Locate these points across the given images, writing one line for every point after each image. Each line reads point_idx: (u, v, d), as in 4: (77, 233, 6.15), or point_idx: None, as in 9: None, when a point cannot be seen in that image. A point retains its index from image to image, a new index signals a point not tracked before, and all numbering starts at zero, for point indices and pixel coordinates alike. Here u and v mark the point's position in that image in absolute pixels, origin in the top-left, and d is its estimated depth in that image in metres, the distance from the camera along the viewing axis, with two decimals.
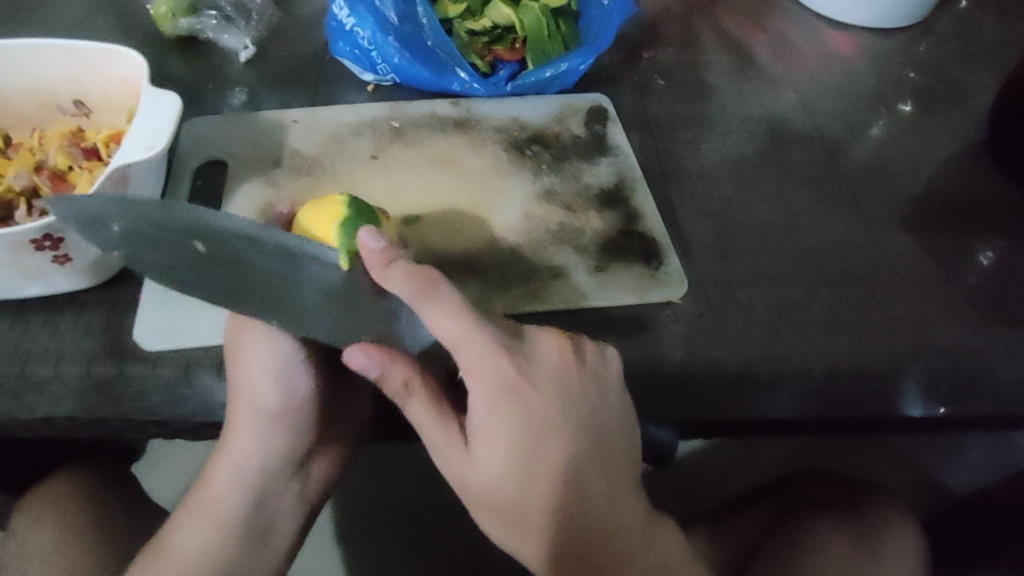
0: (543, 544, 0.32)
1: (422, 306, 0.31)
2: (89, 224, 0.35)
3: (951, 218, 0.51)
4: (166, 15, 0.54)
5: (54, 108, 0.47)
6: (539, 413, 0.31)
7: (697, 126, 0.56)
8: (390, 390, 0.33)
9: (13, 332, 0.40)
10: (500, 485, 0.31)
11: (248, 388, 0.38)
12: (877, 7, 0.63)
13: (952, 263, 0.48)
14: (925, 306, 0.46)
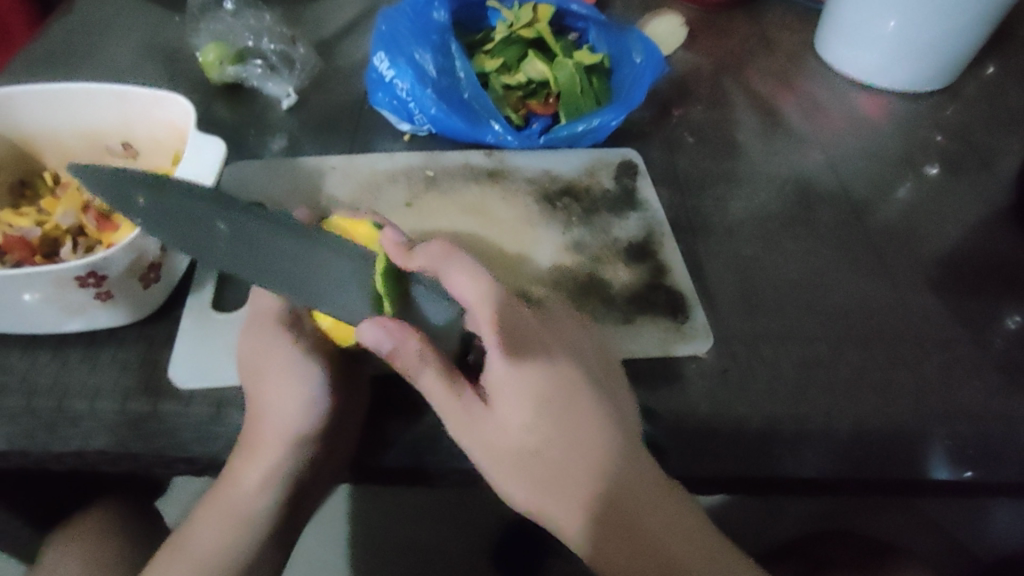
0: (569, 497, 0.34)
1: (444, 273, 0.35)
2: (115, 200, 0.36)
3: (978, 283, 0.51)
4: (213, 62, 0.56)
5: (103, 149, 0.48)
6: (557, 367, 0.35)
7: (725, 183, 0.57)
8: (401, 364, 0.35)
9: (53, 365, 0.41)
10: (524, 438, 0.34)
11: (275, 412, 0.38)
12: (904, 72, 0.64)
13: (979, 327, 0.48)
14: (953, 370, 0.46)
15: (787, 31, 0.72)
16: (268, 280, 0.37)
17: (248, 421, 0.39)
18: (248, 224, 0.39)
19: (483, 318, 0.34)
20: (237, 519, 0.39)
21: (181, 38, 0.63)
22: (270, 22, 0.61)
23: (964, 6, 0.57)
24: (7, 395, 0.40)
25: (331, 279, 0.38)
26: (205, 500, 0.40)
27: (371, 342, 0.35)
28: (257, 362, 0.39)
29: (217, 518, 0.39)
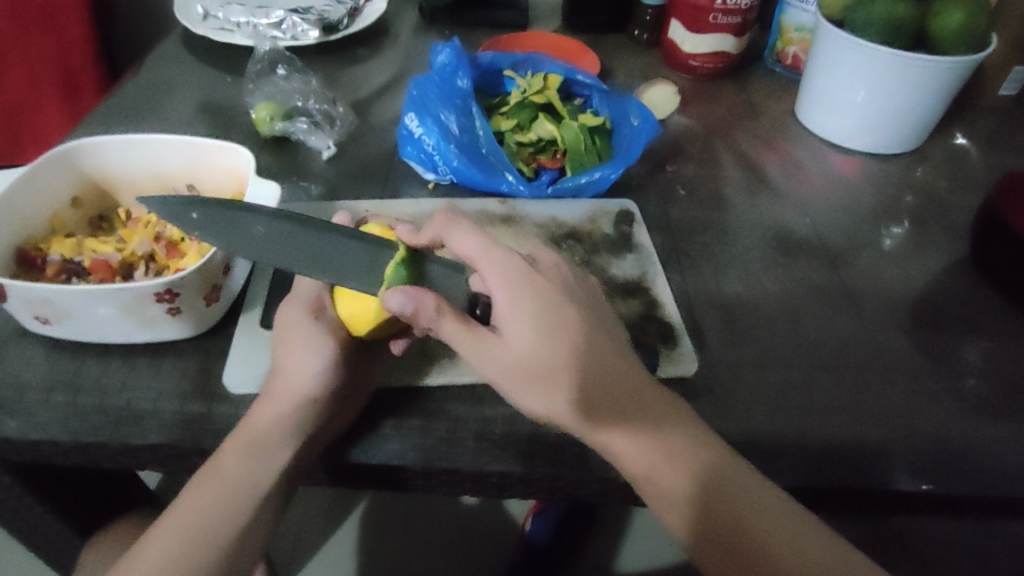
0: (580, 400, 0.38)
1: (449, 229, 0.40)
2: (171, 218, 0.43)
3: (939, 322, 0.57)
4: (265, 118, 0.64)
5: (169, 190, 0.56)
6: (551, 290, 0.39)
7: (713, 231, 0.64)
8: (425, 316, 0.39)
9: (122, 370, 0.47)
10: (530, 357, 0.38)
11: (308, 371, 0.45)
12: (876, 137, 0.71)
13: (941, 359, 0.54)
14: (914, 396, 0.51)
15: (772, 100, 0.80)
16: (305, 269, 0.43)
17: (279, 378, 0.45)
18: (279, 224, 0.44)
19: (481, 260, 0.39)
20: (249, 455, 0.42)
21: (234, 99, 0.72)
22: (315, 86, 0.69)
23: (922, 81, 0.64)
24: (83, 394, 0.46)
25: (354, 257, 0.44)
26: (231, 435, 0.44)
27: (397, 305, 0.38)
28: (292, 330, 0.46)
29: (237, 448, 0.43)
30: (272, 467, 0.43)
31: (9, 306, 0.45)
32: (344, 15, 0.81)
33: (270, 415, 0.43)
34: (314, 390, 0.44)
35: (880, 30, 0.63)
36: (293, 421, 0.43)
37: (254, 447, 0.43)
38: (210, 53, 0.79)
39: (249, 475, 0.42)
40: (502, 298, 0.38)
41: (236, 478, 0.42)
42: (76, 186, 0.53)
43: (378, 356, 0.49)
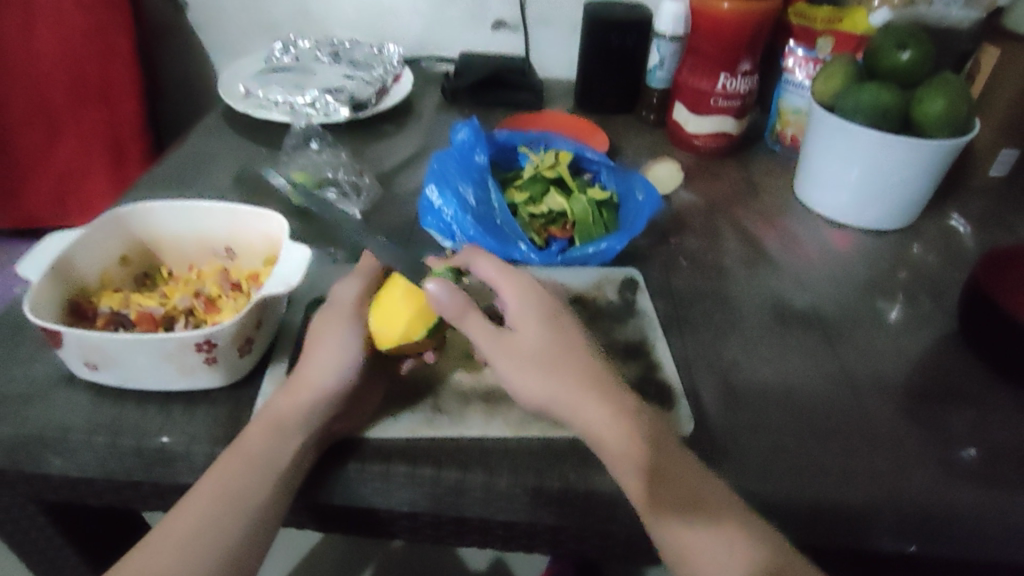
0: (578, 382, 0.46)
1: (473, 260, 0.52)
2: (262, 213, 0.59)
3: (932, 391, 0.58)
4: (298, 187, 0.70)
5: (209, 251, 0.62)
6: (552, 304, 0.50)
7: (712, 301, 0.67)
8: (452, 313, 0.48)
9: (159, 415, 0.51)
10: (541, 341, 0.47)
11: (327, 362, 0.49)
12: (869, 213, 0.75)
13: (931, 427, 0.55)
14: (904, 460, 0.52)
15: (771, 177, 0.85)
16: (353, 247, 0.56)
17: (300, 369, 0.50)
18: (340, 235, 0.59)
19: (499, 278, 0.51)
20: (271, 431, 0.46)
21: (270, 170, 0.78)
22: (344, 159, 0.77)
23: (910, 162, 0.69)
24: (123, 436, 0.49)
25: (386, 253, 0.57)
26: (255, 418, 0.48)
27: (436, 295, 0.47)
28: (314, 331, 0.51)
29: (261, 429, 0.47)
30: (289, 447, 0.46)
31: (63, 352, 0.50)
32: (373, 95, 0.86)
33: (294, 399, 0.48)
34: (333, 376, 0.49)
35: (867, 115, 0.68)
36: (317, 406, 0.48)
37: (280, 425, 0.47)
38: (249, 128, 0.86)
39: (268, 453, 0.46)
40: (513, 304, 0.49)
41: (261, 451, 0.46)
42: (125, 246, 0.59)
43: (392, 410, 0.52)
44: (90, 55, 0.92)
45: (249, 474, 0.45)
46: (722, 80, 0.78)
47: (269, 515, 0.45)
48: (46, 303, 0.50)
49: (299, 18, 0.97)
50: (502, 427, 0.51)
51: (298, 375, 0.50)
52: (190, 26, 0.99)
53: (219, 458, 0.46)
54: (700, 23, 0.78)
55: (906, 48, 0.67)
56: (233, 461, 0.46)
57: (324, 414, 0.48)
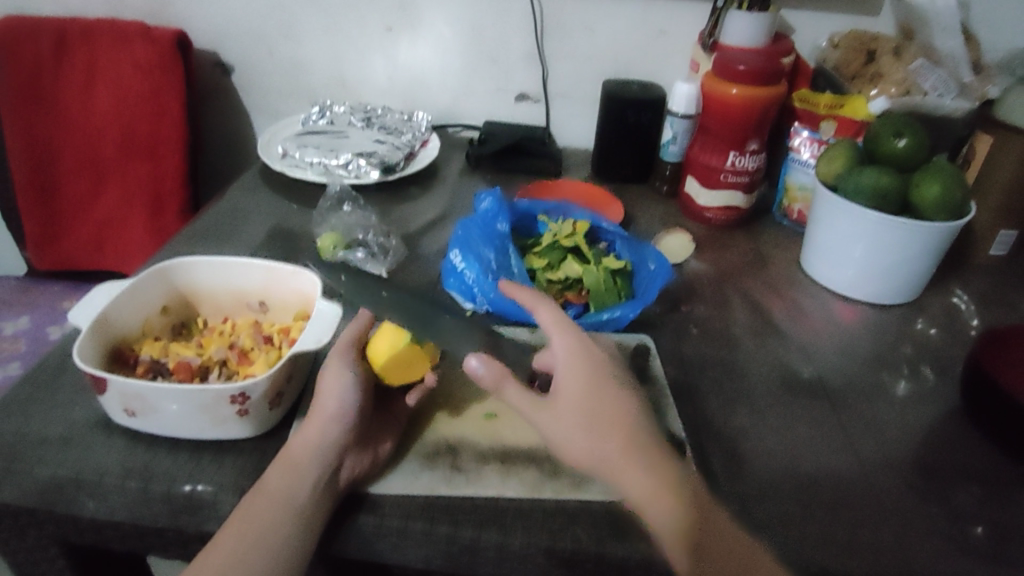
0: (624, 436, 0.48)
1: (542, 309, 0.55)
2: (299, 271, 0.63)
3: (936, 467, 0.60)
4: (328, 246, 0.75)
5: (244, 304, 0.66)
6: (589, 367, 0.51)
7: (723, 368, 0.69)
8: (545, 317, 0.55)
9: (189, 463, 0.54)
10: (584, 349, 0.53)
11: (329, 406, 0.53)
12: (874, 288, 0.78)
13: (936, 504, 0.56)
14: (907, 534, 0.53)
15: (779, 249, 0.88)
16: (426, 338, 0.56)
17: (311, 412, 0.54)
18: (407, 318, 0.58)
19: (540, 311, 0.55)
20: (292, 471, 0.49)
21: (302, 227, 0.82)
22: (374, 222, 0.81)
23: (911, 243, 0.72)
24: (154, 482, 0.52)
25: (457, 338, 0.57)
26: (273, 463, 0.51)
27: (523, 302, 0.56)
28: (320, 376, 0.55)
29: (279, 469, 0.50)
30: (309, 480, 0.49)
31: (105, 399, 0.53)
32: (401, 159, 0.91)
33: (307, 441, 0.51)
34: (338, 413, 0.52)
35: (869, 197, 0.71)
36: (329, 435, 0.52)
37: (292, 467, 0.50)
38: (283, 186, 0.91)
39: (289, 487, 0.49)
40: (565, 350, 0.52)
41: (277, 494, 0.48)
42: (166, 297, 0.63)
43: (412, 465, 0.55)
44: (139, 116, 0.98)
45: (264, 515, 0.48)
46: (731, 159, 0.83)
47: (285, 556, 0.47)
48: (95, 351, 0.54)
49: (335, 85, 1.03)
50: (518, 487, 0.53)
51: (307, 416, 0.54)
52: (233, 89, 1.05)
53: (241, 502, 0.49)
54: (711, 106, 0.82)
55: (902, 136, 0.72)
56: (252, 504, 0.48)
57: (336, 445, 0.51)
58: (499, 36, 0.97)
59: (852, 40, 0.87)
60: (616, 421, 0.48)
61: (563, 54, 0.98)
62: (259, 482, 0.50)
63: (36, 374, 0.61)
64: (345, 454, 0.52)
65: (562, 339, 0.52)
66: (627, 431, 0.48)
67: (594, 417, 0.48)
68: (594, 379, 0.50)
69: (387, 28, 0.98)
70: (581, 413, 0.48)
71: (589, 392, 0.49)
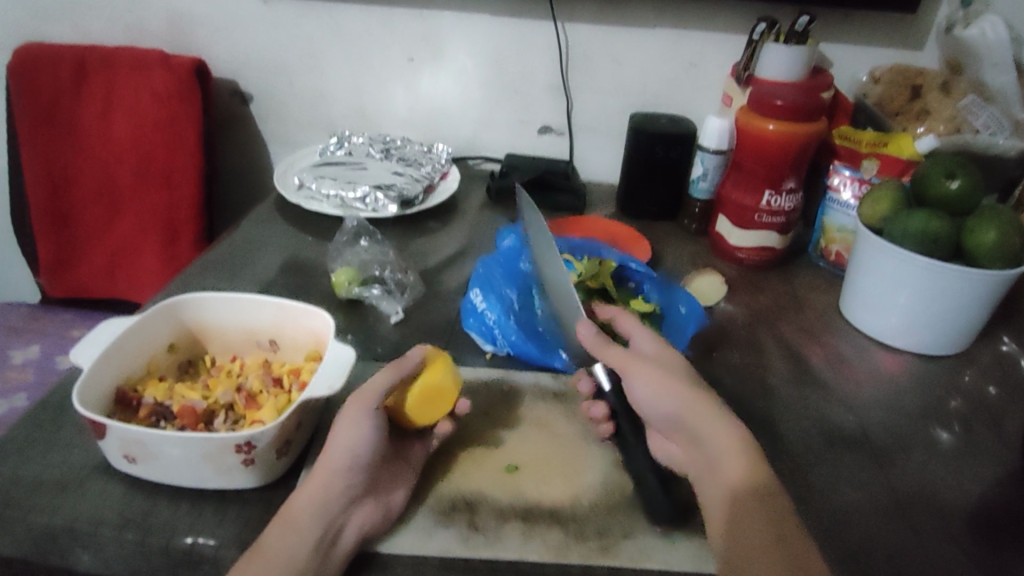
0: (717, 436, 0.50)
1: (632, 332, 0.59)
2: (308, 311, 0.60)
3: (1001, 538, 0.54)
4: (344, 282, 0.71)
5: (254, 342, 0.62)
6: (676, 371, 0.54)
7: (760, 420, 0.64)
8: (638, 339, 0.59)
9: (190, 514, 0.50)
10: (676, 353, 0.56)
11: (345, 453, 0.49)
12: (919, 336, 0.73)
13: None
14: None
15: (816, 293, 0.84)
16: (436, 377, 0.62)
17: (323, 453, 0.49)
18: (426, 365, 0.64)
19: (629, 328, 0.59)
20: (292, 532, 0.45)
21: (317, 261, 0.79)
22: (393, 257, 0.76)
23: (964, 290, 0.68)
24: (152, 534, 0.48)
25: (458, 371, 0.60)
26: (273, 518, 0.47)
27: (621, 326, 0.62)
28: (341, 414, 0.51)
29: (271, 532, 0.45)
30: (309, 537, 0.45)
31: (104, 444, 0.49)
32: (421, 192, 0.88)
33: (312, 494, 0.47)
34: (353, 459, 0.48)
35: (917, 240, 0.67)
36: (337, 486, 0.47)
37: (294, 521, 0.46)
38: (299, 219, 0.88)
39: (290, 547, 0.44)
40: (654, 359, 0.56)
41: (275, 549, 0.44)
42: (174, 334, 0.60)
43: (429, 523, 0.50)
44: (157, 144, 0.96)
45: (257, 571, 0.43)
46: (766, 197, 0.79)
47: None
48: (95, 393, 0.51)
49: (353, 115, 1.01)
50: (541, 550, 0.49)
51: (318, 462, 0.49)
52: (250, 119, 1.03)
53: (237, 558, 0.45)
54: (745, 140, 0.79)
55: (954, 177, 0.68)
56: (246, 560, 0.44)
57: (342, 499, 0.47)
58: (524, 66, 0.94)
59: (896, 74, 0.84)
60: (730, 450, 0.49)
61: (588, 87, 0.95)
62: (256, 543, 0.45)
63: (35, 411, 0.57)
64: (352, 510, 0.47)
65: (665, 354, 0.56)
66: (736, 453, 0.49)
67: (695, 401, 0.50)
68: (713, 403, 0.51)
69: (409, 59, 0.95)
70: (687, 416, 0.51)
71: (697, 422, 0.50)
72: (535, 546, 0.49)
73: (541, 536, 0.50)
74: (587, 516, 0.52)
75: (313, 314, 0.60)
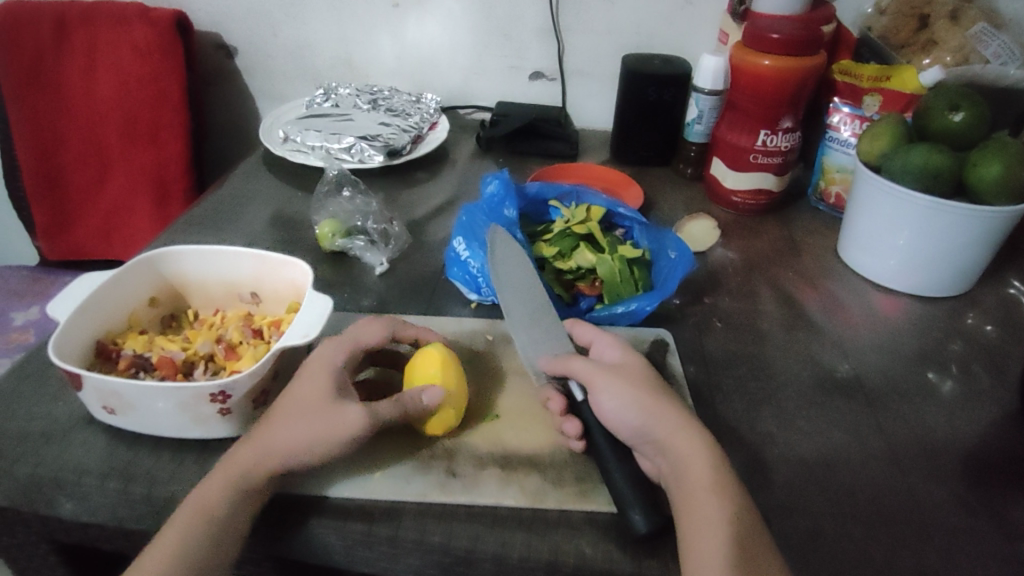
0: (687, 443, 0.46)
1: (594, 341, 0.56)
2: (285, 262, 0.59)
3: (992, 478, 0.53)
4: (327, 234, 0.70)
5: (236, 296, 0.62)
6: (645, 376, 0.51)
7: (750, 365, 0.63)
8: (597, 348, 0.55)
9: (171, 464, 0.50)
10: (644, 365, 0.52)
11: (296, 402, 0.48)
12: (917, 279, 0.71)
13: (991, 520, 0.49)
14: (958, 554, 0.47)
15: (815, 236, 0.82)
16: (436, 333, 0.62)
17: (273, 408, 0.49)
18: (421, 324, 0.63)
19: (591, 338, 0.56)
20: (265, 468, 0.45)
21: (302, 214, 0.78)
22: (376, 207, 0.76)
23: (965, 228, 0.66)
24: (135, 482, 0.49)
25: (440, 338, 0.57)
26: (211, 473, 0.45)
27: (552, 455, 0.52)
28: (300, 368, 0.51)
29: (227, 475, 0.44)
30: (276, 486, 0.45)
31: (82, 395, 0.50)
32: (408, 142, 0.87)
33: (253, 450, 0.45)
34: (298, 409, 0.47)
35: (916, 177, 0.65)
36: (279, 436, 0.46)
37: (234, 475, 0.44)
38: (286, 172, 0.87)
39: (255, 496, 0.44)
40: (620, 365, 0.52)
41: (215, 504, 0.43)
42: (154, 288, 0.59)
43: (405, 471, 0.50)
44: (142, 101, 0.96)
45: (196, 528, 0.43)
46: (762, 137, 0.77)
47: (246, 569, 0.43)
48: (72, 345, 0.51)
49: (341, 65, 0.99)
50: (517, 496, 0.48)
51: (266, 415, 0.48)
52: (238, 72, 1.02)
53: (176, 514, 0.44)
54: (740, 79, 0.76)
55: (957, 110, 0.65)
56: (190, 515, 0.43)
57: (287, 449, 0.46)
58: (514, 10, 0.91)
59: (902, 4, 0.79)
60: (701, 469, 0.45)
61: (580, 30, 0.92)
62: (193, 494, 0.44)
63: (19, 367, 0.58)
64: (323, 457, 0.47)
65: (633, 363, 0.52)
66: (709, 476, 0.45)
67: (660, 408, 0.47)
68: (683, 421, 0.47)
69: (394, 5, 0.93)
70: (654, 434, 0.47)
71: (665, 443, 0.46)
72: (513, 492, 0.49)
73: (520, 483, 0.49)
74: (564, 464, 0.51)
75: (290, 263, 0.59)
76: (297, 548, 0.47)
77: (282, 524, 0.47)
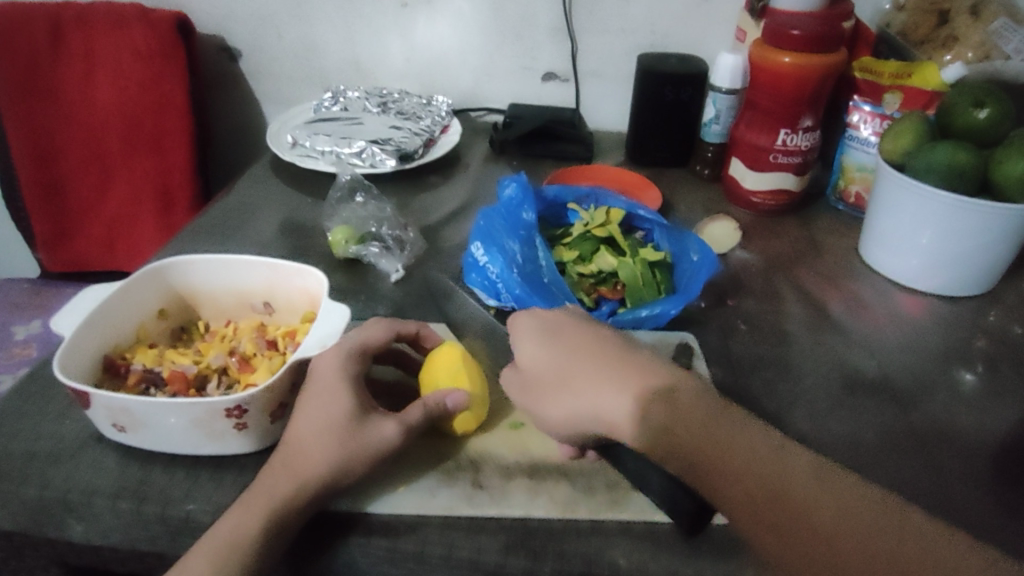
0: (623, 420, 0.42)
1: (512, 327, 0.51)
2: (299, 270, 0.58)
3: None
4: (341, 241, 0.69)
5: (248, 306, 0.61)
6: (549, 360, 0.46)
7: (776, 368, 0.62)
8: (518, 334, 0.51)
9: (186, 482, 0.48)
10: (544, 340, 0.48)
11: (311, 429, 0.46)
12: (942, 277, 0.70)
13: None
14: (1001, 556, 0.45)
15: (835, 236, 0.80)
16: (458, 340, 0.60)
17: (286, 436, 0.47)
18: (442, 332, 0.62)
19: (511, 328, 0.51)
20: (288, 494, 0.43)
21: (314, 220, 0.77)
22: (391, 213, 0.74)
23: (991, 224, 0.64)
24: (148, 502, 0.47)
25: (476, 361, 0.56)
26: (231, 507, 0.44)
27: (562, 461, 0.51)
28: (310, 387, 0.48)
29: (256, 506, 0.42)
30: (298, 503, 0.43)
31: (91, 413, 0.48)
32: (420, 146, 0.85)
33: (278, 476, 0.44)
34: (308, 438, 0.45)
35: (943, 174, 0.64)
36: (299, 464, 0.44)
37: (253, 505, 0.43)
38: (295, 178, 0.85)
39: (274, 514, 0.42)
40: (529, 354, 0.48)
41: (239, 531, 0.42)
42: (163, 300, 0.58)
43: (432, 484, 0.48)
44: (144, 108, 0.94)
45: (223, 560, 0.41)
46: (782, 136, 0.75)
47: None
48: (80, 361, 0.49)
49: (349, 69, 0.98)
50: (548, 507, 0.47)
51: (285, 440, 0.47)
52: (243, 76, 1.00)
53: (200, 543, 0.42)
54: (760, 77, 0.75)
55: (983, 106, 0.64)
56: (214, 544, 0.41)
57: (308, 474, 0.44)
58: (524, 9, 0.90)
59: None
60: (682, 429, 0.39)
61: (591, 30, 0.91)
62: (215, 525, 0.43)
63: (25, 384, 0.56)
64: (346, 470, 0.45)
65: (537, 344, 0.48)
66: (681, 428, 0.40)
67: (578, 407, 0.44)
68: (602, 396, 0.43)
69: (403, 6, 0.92)
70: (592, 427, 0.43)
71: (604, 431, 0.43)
72: (542, 504, 0.47)
73: (549, 494, 0.48)
74: (594, 473, 0.49)
75: (305, 271, 0.58)
76: (321, 564, 0.45)
77: (316, 547, 0.45)
